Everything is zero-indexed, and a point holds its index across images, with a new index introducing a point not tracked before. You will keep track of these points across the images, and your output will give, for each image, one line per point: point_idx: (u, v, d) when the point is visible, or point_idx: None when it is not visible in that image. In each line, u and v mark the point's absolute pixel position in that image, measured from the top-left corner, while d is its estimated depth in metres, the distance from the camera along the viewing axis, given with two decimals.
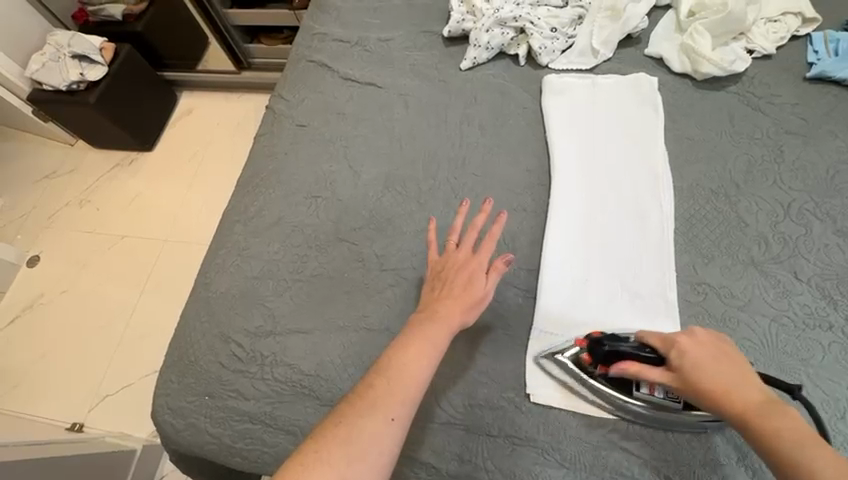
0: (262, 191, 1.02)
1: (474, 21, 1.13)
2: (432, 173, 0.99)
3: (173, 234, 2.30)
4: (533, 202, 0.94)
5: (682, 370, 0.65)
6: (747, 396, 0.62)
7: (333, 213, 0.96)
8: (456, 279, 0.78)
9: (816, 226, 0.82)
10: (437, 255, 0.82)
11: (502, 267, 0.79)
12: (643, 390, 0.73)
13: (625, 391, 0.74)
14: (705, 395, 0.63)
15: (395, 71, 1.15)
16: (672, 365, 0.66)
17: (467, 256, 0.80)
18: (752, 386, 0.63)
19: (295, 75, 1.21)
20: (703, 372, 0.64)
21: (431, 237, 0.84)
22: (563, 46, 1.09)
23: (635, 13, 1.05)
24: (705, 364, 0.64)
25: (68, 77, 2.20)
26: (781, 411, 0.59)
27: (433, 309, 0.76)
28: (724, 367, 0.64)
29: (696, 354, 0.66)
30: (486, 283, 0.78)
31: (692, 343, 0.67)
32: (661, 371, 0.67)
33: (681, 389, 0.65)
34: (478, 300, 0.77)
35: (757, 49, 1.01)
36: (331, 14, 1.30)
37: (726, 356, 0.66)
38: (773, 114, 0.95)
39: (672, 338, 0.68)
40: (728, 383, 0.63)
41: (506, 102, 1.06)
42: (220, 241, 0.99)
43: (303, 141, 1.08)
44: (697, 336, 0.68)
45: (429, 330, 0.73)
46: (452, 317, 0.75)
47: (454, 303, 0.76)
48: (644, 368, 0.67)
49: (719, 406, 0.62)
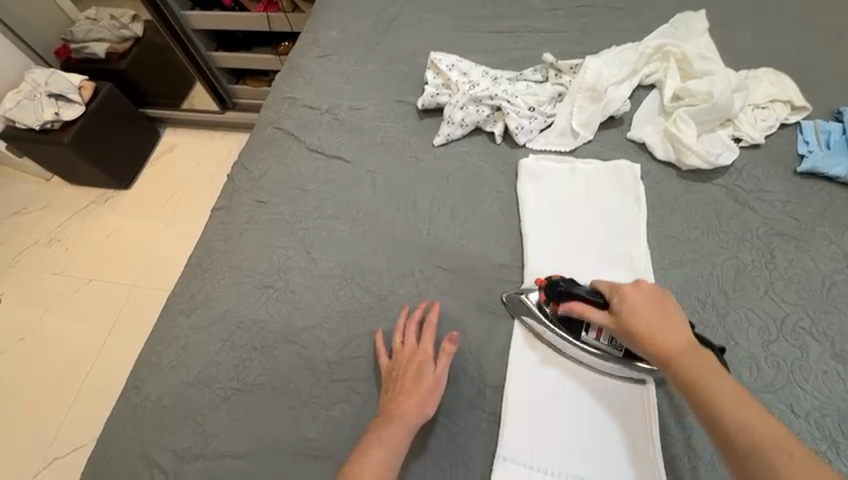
0: (213, 277, 0.94)
1: (449, 95, 1.07)
2: (395, 263, 0.91)
3: (143, 279, 2.20)
4: (503, 302, 0.85)
5: (621, 311, 0.70)
6: (672, 336, 0.66)
7: (285, 308, 0.87)
8: (405, 376, 0.75)
9: (813, 349, 0.74)
10: (385, 360, 0.78)
11: (451, 345, 0.76)
12: (590, 334, 0.76)
13: (573, 334, 0.77)
14: (633, 333, 0.69)
15: (365, 144, 1.09)
16: (613, 308, 0.72)
17: (412, 347, 0.77)
18: (681, 331, 0.67)
19: (261, 143, 1.14)
20: (637, 314, 0.69)
21: (378, 342, 0.80)
22: (542, 125, 1.03)
23: (617, 96, 1.00)
24: (640, 307, 0.70)
25: (43, 116, 2.12)
26: (699, 353, 0.64)
27: (386, 410, 0.72)
28: (662, 313, 0.69)
29: (636, 301, 0.70)
30: (437, 368, 0.75)
31: (635, 291, 0.72)
32: (603, 313, 0.73)
33: (617, 328, 0.71)
34: (431, 388, 0.73)
35: (745, 137, 0.96)
36: (304, 78, 1.25)
37: (663, 305, 0.70)
38: (763, 212, 0.88)
39: (621, 286, 0.73)
40: (658, 328, 0.68)
41: (479, 184, 0.99)
42: (159, 334, 0.89)
43: (260, 220, 1.00)
44: (642, 285, 0.72)
45: (380, 437, 0.69)
46: (406, 417, 0.70)
47: (405, 400, 0.72)
48: (590, 309, 0.74)
49: (643, 346, 0.67)
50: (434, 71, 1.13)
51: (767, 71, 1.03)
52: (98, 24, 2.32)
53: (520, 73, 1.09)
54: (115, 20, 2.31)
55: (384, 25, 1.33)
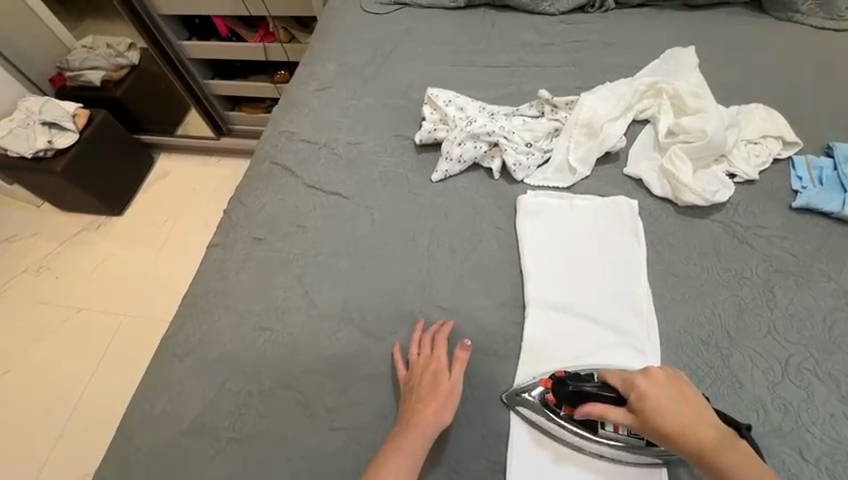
0: (208, 319, 0.92)
1: (446, 130, 1.08)
2: (395, 303, 0.90)
3: (135, 307, 2.16)
4: (504, 343, 0.84)
5: (644, 412, 0.68)
6: (705, 433, 0.64)
7: (282, 351, 0.86)
8: (422, 385, 0.77)
9: (819, 392, 0.74)
10: (402, 370, 0.80)
11: (465, 354, 0.80)
12: (608, 427, 0.73)
13: (591, 430, 0.74)
14: (663, 435, 0.66)
15: (363, 179, 1.09)
16: (633, 407, 0.69)
17: (426, 358, 0.79)
18: (709, 425, 0.66)
19: (258, 178, 1.14)
20: (662, 410, 0.67)
21: (395, 355, 0.82)
22: (539, 161, 1.03)
23: (612, 132, 1.01)
24: (663, 405, 0.67)
25: (35, 144, 2.09)
26: (737, 450, 0.63)
27: (405, 418, 0.75)
28: (681, 403, 0.67)
29: (655, 391, 0.68)
30: (452, 377, 0.78)
31: (649, 383, 0.69)
32: (623, 412, 0.70)
33: (643, 429, 0.68)
34: (447, 397, 0.76)
35: (739, 173, 0.97)
36: (302, 111, 1.25)
37: (684, 396, 0.68)
38: (761, 249, 0.89)
39: (633, 379, 0.71)
40: (687, 425, 0.65)
41: (478, 220, 0.99)
42: (151, 379, 0.87)
43: (257, 257, 0.99)
44: (654, 374, 0.70)
45: (402, 444, 0.71)
46: (424, 426, 0.73)
47: (423, 408, 0.74)
48: (609, 408, 0.70)
49: (679, 448, 0.65)
50: (431, 106, 1.14)
51: (758, 107, 1.05)
52: (94, 52, 2.33)
53: (516, 109, 1.11)
54: (111, 48, 2.32)
55: (381, 59, 1.34)
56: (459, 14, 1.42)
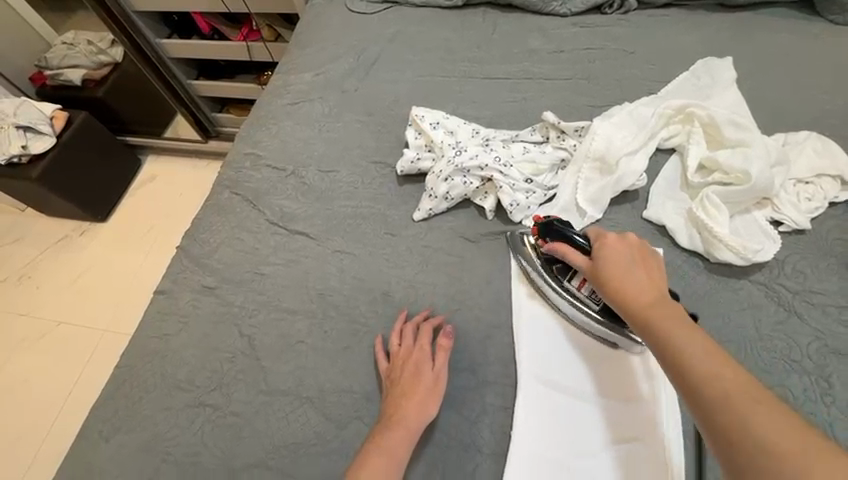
0: (143, 389, 0.78)
1: (432, 160, 0.92)
2: (360, 377, 0.75)
3: (115, 322, 2.05)
4: (490, 437, 0.70)
5: (597, 260, 0.65)
6: (642, 290, 0.60)
7: (223, 437, 0.72)
8: (404, 378, 0.71)
9: None
10: (383, 364, 0.74)
11: (448, 340, 0.74)
12: (573, 282, 0.75)
13: (558, 279, 0.76)
14: (603, 281, 0.63)
15: (334, 215, 0.93)
16: (591, 257, 0.67)
17: (408, 348, 0.73)
18: (655, 288, 0.60)
19: (215, 210, 0.99)
20: (611, 262, 0.64)
21: (376, 348, 0.76)
22: (540, 200, 0.87)
23: (631, 169, 0.84)
24: (614, 259, 0.64)
25: (9, 150, 1.97)
26: (671, 310, 0.56)
27: (388, 414, 0.69)
28: (640, 267, 0.63)
29: (614, 247, 0.65)
30: (435, 367, 0.72)
31: (612, 242, 0.66)
32: (581, 258, 0.69)
33: (591, 276, 0.66)
34: (430, 388, 0.70)
35: (787, 221, 0.79)
36: (270, 130, 1.10)
37: (641, 260, 0.64)
38: (812, 322, 0.72)
39: (604, 236, 0.69)
40: (631, 280, 0.61)
41: (465, 272, 0.83)
42: (74, 462, 0.74)
43: (205, 312, 0.85)
44: (623, 236, 0.67)
45: (384, 442, 0.65)
46: (407, 420, 0.67)
47: (404, 404, 0.68)
48: (571, 254, 0.70)
49: (613, 295, 0.61)
50: (415, 129, 0.98)
51: (810, 135, 0.86)
52: (75, 49, 2.19)
53: (516, 133, 0.93)
54: (92, 45, 2.18)
55: (364, 68, 1.17)
56: (455, 14, 1.23)
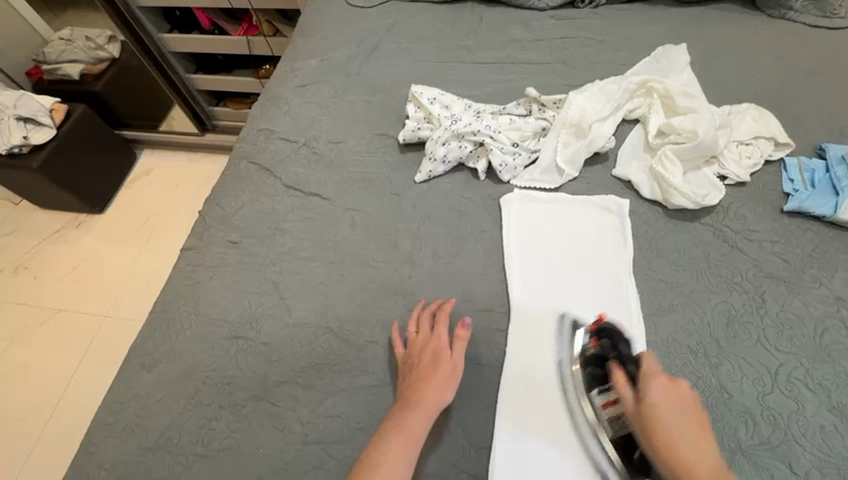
0: (179, 327, 0.88)
1: (431, 129, 1.05)
2: (374, 310, 0.86)
3: (115, 308, 2.10)
4: (488, 353, 0.82)
5: (651, 410, 0.65)
6: (703, 465, 0.61)
7: (255, 362, 0.82)
8: (422, 363, 0.76)
9: (809, 402, 0.72)
10: (401, 350, 0.79)
11: (464, 331, 0.79)
12: (599, 398, 0.74)
13: (589, 388, 0.75)
14: (648, 429, 0.65)
15: (344, 180, 1.05)
16: (641, 395, 0.67)
17: (426, 336, 0.79)
18: (709, 453, 0.62)
19: (234, 179, 1.09)
20: (662, 410, 0.65)
21: (394, 334, 0.82)
22: (525, 162, 1.00)
23: (601, 133, 0.98)
24: (662, 410, 0.65)
25: (10, 140, 2.01)
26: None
27: (405, 396, 0.74)
28: (693, 433, 0.64)
29: (666, 405, 0.65)
30: (452, 354, 0.77)
31: (669, 387, 0.67)
32: (632, 397, 0.68)
33: (635, 417, 0.67)
34: (448, 375, 0.75)
35: (730, 175, 0.94)
36: (281, 109, 1.21)
37: (695, 418, 0.65)
38: (751, 254, 0.86)
39: (657, 372, 0.69)
40: (686, 449, 0.62)
41: (462, 223, 0.96)
42: (118, 391, 0.83)
43: (231, 262, 0.95)
44: (681, 390, 0.67)
45: (402, 422, 0.70)
46: (426, 401, 0.72)
47: (422, 386, 0.73)
48: (623, 389, 0.70)
49: (666, 465, 0.62)
50: (415, 104, 1.10)
51: (750, 107, 1.02)
52: (72, 45, 2.25)
53: (503, 107, 1.07)
54: (90, 41, 2.25)
55: (365, 55, 1.30)
56: (446, 8, 1.38)
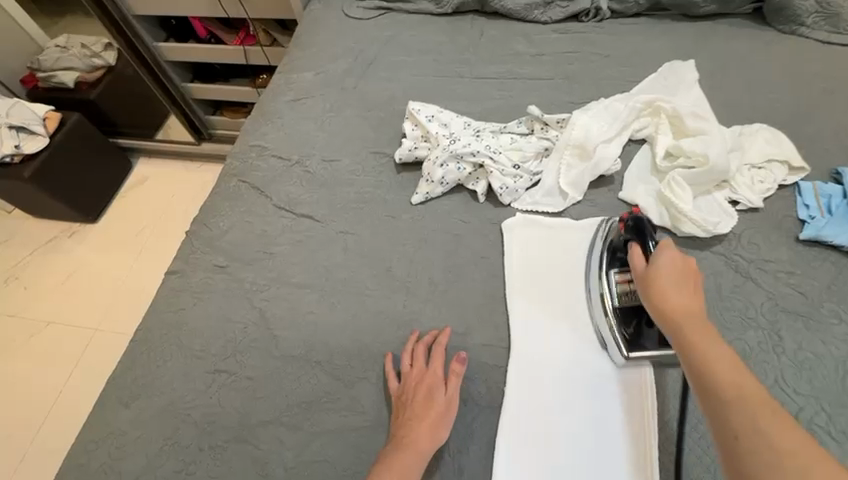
0: (160, 357, 0.83)
1: (428, 148, 1.00)
2: (366, 344, 0.82)
3: (106, 321, 2.05)
4: (486, 392, 0.78)
5: (651, 280, 0.66)
6: (681, 299, 0.63)
7: (239, 398, 0.77)
8: (416, 402, 0.72)
9: (831, 451, 0.67)
10: (394, 384, 0.75)
11: (461, 366, 0.74)
12: (615, 275, 0.79)
13: (606, 268, 0.81)
14: (646, 280, 0.67)
15: (337, 200, 1.00)
16: (646, 265, 0.69)
17: (421, 370, 0.75)
18: (699, 312, 0.62)
19: (224, 197, 1.05)
20: (662, 275, 0.66)
21: (387, 365, 0.77)
22: (527, 184, 0.96)
23: (606, 155, 0.94)
24: (663, 271, 0.66)
25: (1, 149, 1.98)
26: (717, 347, 0.58)
27: (397, 437, 0.69)
28: (685, 286, 0.65)
29: (669, 267, 0.66)
30: (448, 391, 0.73)
31: (671, 255, 0.68)
32: (644, 265, 0.70)
33: (639, 283, 0.69)
34: (443, 413, 0.71)
35: (742, 201, 0.89)
36: (274, 124, 1.17)
37: (690, 281, 0.66)
38: (766, 286, 0.82)
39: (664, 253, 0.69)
40: (675, 299, 0.63)
41: (460, 249, 0.91)
42: (93, 428, 0.78)
43: (217, 288, 0.90)
44: (676, 259, 0.67)
45: (392, 464, 0.66)
46: (419, 444, 0.68)
47: (415, 426, 0.69)
48: (635, 257, 0.72)
49: (653, 303, 0.65)
50: (412, 122, 1.06)
51: (762, 128, 0.98)
52: (68, 52, 2.21)
53: (504, 126, 1.03)
54: (86, 48, 2.21)
55: (361, 69, 1.26)
56: (445, 20, 1.34)
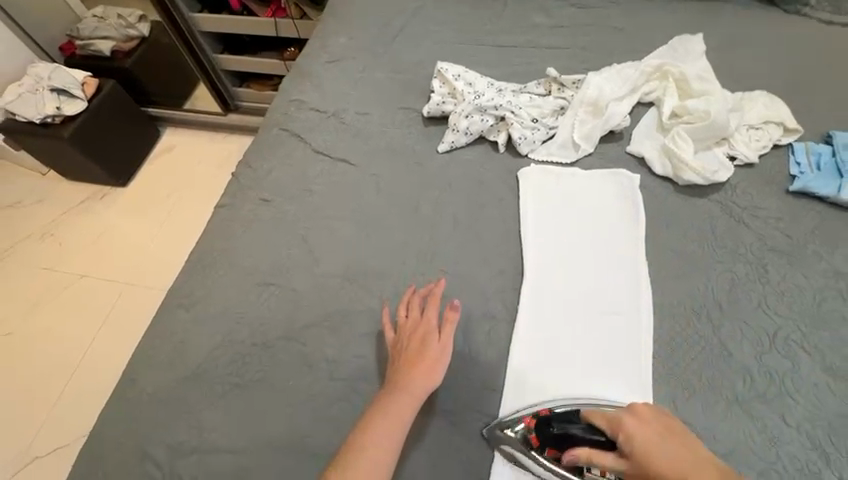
0: (214, 273, 0.94)
1: (454, 104, 1.10)
2: (397, 267, 0.92)
3: (137, 276, 2.18)
4: (503, 309, 0.88)
5: (635, 457, 0.63)
6: (704, 476, 0.59)
7: (285, 306, 0.88)
8: (411, 349, 0.77)
9: (804, 362, 0.77)
10: (390, 333, 0.81)
11: (452, 314, 0.79)
12: (593, 470, 0.70)
13: (576, 472, 0.71)
14: (646, 474, 0.62)
15: (370, 148, 1.11)
16: (623, 450, 0.65)
17: (416, 319, 0.80)
18: (704, 457, 0.62)
19: (266, 143, 1.16)
20: (655, 454, 0.62)
21: (385, 318, 0.83)
22: (544, 136, 1.06)
23: (617, 111, 1.04)
24: (650, 450, 0.63)
25: (44, 110, 2.11)
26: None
27: (394, 380, 0.75)
28: (674, 445, 0.63)
29: (651, 444, 0.63)
30: (440, 340, 0.78)
31: (636, 422, 0.66)
32: (614, 457, 0.65)
33: (636, 475, 0.63)
34: (435, 360, 0.76)
35: (739, 156, 0.99)
36: (311, 81, 1.27)
37: (672, 434, 0.64)
38: (756, 228, 0.91)
39: (620, 420, 0.67)
40: (685, 468, 0.60)
41: (481, 191, 1.02)
42: (157, 328, 0.90)
43: (263, 218, 1.01)
44: (641, 415, 0.66)
45: (390, 408, 0.72)
46: (413, 388, 0.73)
47: (410, 371, 0.74)
48: (595, 453, 0.66)
49: None
50: (440, 80, 1.16)
51: (761, 94, 1.06)
52: (105, 22, 2.32)
53: (524, 86, 1.13)
54: (122, 19, 2.32)
55: (392, 35, 1.36)
56: None
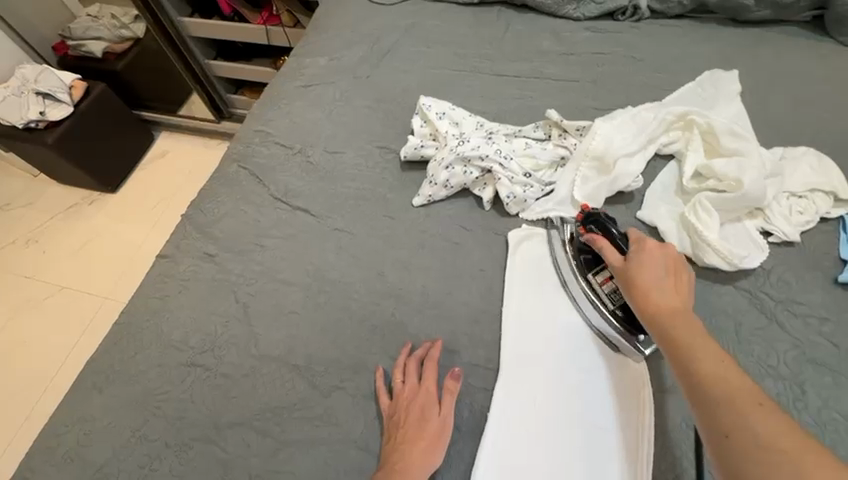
0: (140, 344, 0.82)
1: (435, 148, 0.94)
2: (348, 351, 0.77)
3: (114, 290, 2.08)
4: (469, 417, 0.72)
5: (629, 263, 0.67)
6: (667, 298, 0.63)
7: (211, 398, 0.75)
8: (407, 430, 0.67)
9: None
10: (385, 400, 0.71)
11: (455, 383, 0.70)
12: (597, 278, 0.75)
13: (587, 270, 0.76)
14: (630, 278, 0.66)
15: (335, 195, 0.96)
16: (626, 258, 0.69)
17: (413, 387, 0.70)
18: (680, 294, 0.64)
19: (222, 182, 1.02)
20: (647, 266, 0.66)
21: (377, 381, 0.73)
22: (538, 194, 0.88)
23: (627, 170, 0.86)
24: (646, 264, 0.66)
25: (28, 114, 2.01)
26: (689, 318, 0.60)
27: (388, 462, 0.64)
28: (671, 277, 0.66)
29: (652, 257, 0.67)
30: (442, 413, 0.69)
31: (656, 247, 0.68)
32: (619, 259, 0.70)
33: (621, 278, 0.68)
34: (438, 433, 0.67)
35: (776, 233, 0.80)
36: (281, 109, 1.13)
37: (676, 268, 0.66)
38: (793, 331, 0.73)
39: (645, 240, 0.70)
40: (657, 285, 0.64)
41: (458, 259, 0.85)
42: (68, 410, 0.78)
43: (204, 277, 0.88)
44: (665, 246, 0.69)
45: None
46: (411, 470, 0.63)
47: (408, 451, 0.64)
48: (608, 251, 0.71)
49: (636, 300, 0.64)
50: (422, 118, 1.00)
51: (808, 151, 0.87)
52: (98, 22, 2.21)
53: (519, 129, 0.96)
54: (115, 19, 2.20)
55: (377, 57, 1.20)
56: (471, 11, 1.26)
